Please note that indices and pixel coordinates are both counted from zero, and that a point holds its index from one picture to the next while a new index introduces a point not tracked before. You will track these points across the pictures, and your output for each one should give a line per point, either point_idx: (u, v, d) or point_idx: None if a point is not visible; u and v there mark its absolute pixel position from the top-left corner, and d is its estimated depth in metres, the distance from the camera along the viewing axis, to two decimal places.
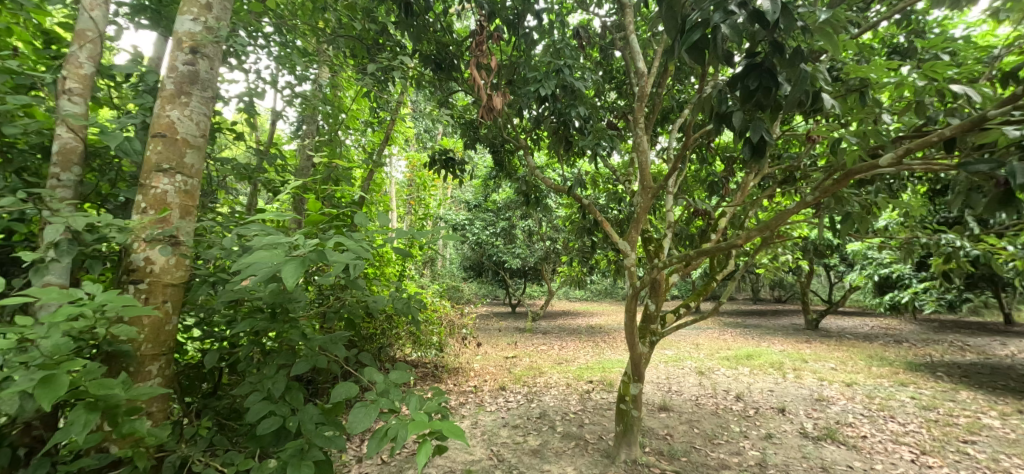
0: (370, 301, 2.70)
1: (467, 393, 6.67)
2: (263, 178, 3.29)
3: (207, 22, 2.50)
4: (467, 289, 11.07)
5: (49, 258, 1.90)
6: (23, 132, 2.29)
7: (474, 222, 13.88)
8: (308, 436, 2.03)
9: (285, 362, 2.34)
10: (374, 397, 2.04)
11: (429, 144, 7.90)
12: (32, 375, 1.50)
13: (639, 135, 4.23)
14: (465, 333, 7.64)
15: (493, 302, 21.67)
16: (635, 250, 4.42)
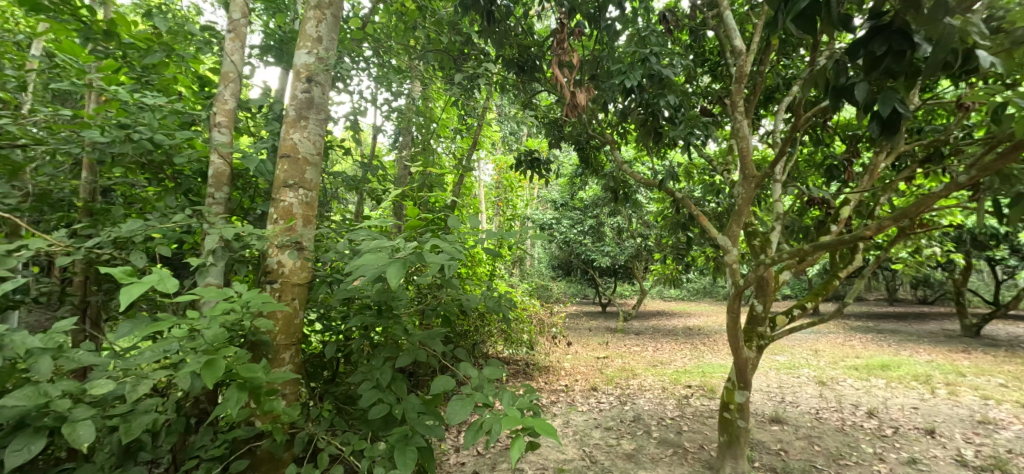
0: (464, 300, 2.87)
1: (558, 392, 6.76)
2: (369, 188, 3.65)
3: (318, 53, 2.82)
4: (556, 288, 11.15)
5: (209, 262, 2.31)
6: (188, 160, 2.80)
7: (561, 221, 13.91)
8: (412, 424, 2.23)
9: (390, 355, 2.58)
10: (469, 391, 2.18)
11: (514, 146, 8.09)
12: (200, 359, 1.82)
13: (738, 121, 4.02)
14: (555, 332, 7.72)
15: (583, 302, 21.55)
16: (737, 246, 4.19)
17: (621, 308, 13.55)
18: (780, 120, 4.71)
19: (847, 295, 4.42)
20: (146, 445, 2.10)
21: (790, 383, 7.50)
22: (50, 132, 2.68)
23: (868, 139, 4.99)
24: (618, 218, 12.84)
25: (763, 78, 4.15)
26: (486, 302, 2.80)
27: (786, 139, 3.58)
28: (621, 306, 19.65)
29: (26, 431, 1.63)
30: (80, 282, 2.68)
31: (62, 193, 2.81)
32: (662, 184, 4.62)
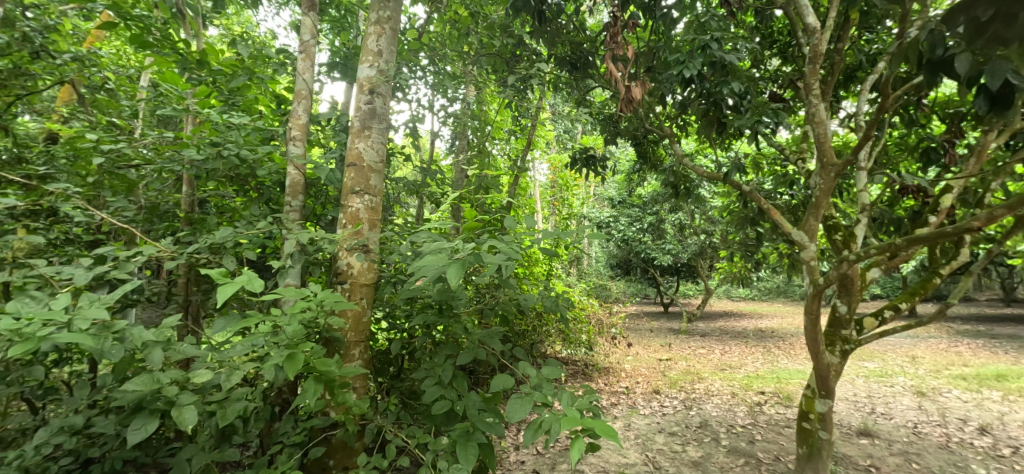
0: (521, 300, 2.93)
1: (619, 394, 6.67)
2: (428, 192, 3.80)
3: (379, 66, 2.99)
4: (615, 287, 10.98)
5: (288, 264, 2.53)
6: (268, 172, 3.07)
7: (619, 219, 13.64)
8: (472, 420, 2.31)
9: (451, 353, 2.69)
10: (528, 390, 2.23)
11: (569, 144, 8.04)
12: (282, 353, 2.01)
13: (813, 105, 3.78)
14: (614, 333, 7.61)
15: (644, 302, 21.01)
16: (815, 241, 3.92)
17: (685, 309, 13.09)
18: (864, 101, 4.35)
19: (951, 295, 4.01)
20: (238, 430, 2.34)
21: (881, 393, 6.91)
22: (156, 152, 3.05)
23: (972, 116, 4.49)
24: (679, 213, 12.39)
25: (843, 57, 3.86)
26: (543, 301, 2.85)
27: (870, 121, 3.34)
28: (685, 306, 18.96)
29: (143, 412, 1.87)
30: (182, 283, 3.03)
31: (166, 205, 3.18)
32: (727, 178, 4.43)
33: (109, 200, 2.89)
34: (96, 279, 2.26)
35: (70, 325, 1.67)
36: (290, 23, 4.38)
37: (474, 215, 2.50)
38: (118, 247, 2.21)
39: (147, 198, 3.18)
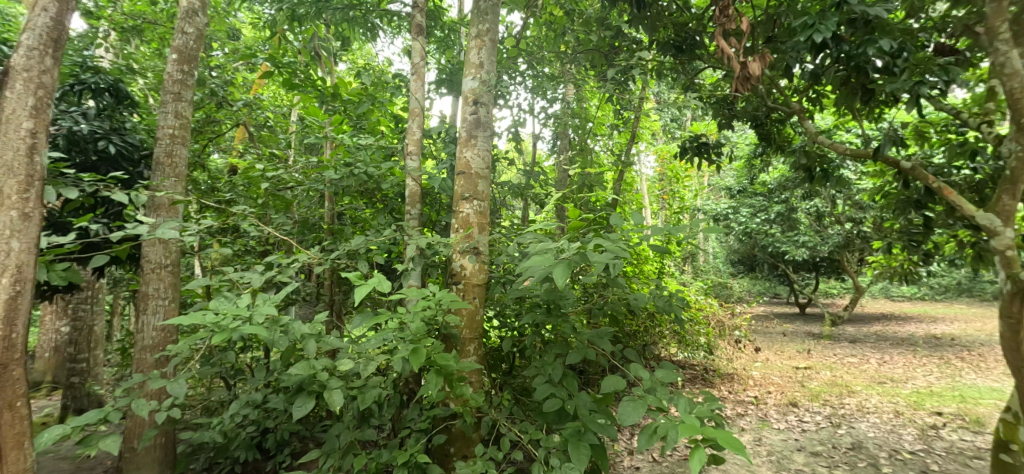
0: (631, 299, 2.88)
1: (745, 404, 6.20)
2: (532, 194, 3.94)
3: (481, 77, 3.19)
4: (737, 287, 10.21)
5: (410, 266, 2.83)
6: (391, 185, 3.45)
7: (740, 210, 12.43)
8: (584, 421, 2.33)
9: (560, 352, 2.74)
10: (641, 394, 2.18)
11: (678, 133, 7.61)
12: (408, 348, 2.24)
13: (1003, 51, 2.87)
14: (738, 336, 7.11)
15: (776, 302, 19.08)
16: (1015, 227, 2.97)
17: (826, 310, 11.61)
18: None
19: None
20: (374, 413, 2.68)
21: None
22: (304, 174, 3.59)
23: None
24: (815, 200, 10.94)
25: None
26: (653, 300, 2.79)
27: None
28: (828, 306, 16.75)
29: (303, 393, 2.25)
30: (328, 285, 3.57)
31: (313, 219, 3.74)
32: (877, 153, 3.85)
33: (272, 217, 3.50)
34: (266, 282, 2.75)
35: (249, 319, 2.07)
36: (403, 48, 4.85)
37: (578, 214, 2.54)
38: (280, 255, 2.67)
39: (299, 213, 3.77)
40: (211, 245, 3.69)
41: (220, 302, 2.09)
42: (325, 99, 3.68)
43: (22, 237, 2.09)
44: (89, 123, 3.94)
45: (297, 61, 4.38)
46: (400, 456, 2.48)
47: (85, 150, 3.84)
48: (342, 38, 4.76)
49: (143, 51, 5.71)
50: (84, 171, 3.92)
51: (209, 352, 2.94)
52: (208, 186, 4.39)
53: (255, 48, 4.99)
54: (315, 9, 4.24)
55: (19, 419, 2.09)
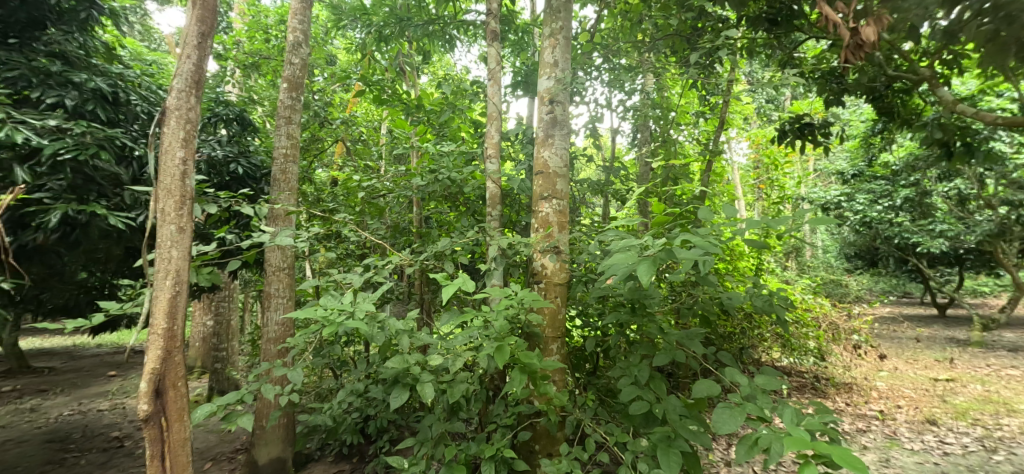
0: (724, 298, 2.70)
1: (868, 418, 5.53)
2: (612, 190, 3.88)
3: (556, 76, 3.22)
4: (853, 285, 9.17)
5: (492, 266, 2.96)
6: (472, 189, 3.61)
7: (855, 196, 10.94)
8: (673, 426, 2.15)
9: (646, 353, 2.56)
10: (739, 401, 1.90)
11: (775, 116, 7.00)
12: (492, 345, 2.34)
13: None
14: (858, 340, 6.27)
15: (908, 302, 16.77)
16: None
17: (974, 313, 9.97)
18: None
19: None
20: (462, 408, 2.83)
21: None
22: (394, 183, 3.89)
23: None
24: (955, 181, 9.37)
25: None
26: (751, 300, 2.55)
27: None
28: (978, 307, 14.35)
29: (398, 384, 2.44)
30: (419, 284, 3.85)
31: (404, 224, 4.03)
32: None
33: (368, 223, 3.89)
34: (364, 282, 3.03)
35: (351, 315, 2.31)
36: (479, 56, 5.03)
37: (663, 208, 2.38)
38: (376, 258, 2.93)
39: (391, 219, 4.06)
40: (318, 250, 4.12)
41: (329, 299, 2.35)
42: (410, 111, 4.00)
43: (181, 241, 2.00)
44: (222, 149, 5.13)
45: (384, 78, 4.73)
46: (487, 450, 2.59)
47: (221, 172, 5.01)
48: (423, 52, 5.01)
49: (261, 83, 6.54)
50: (221, 188, 5.03)
51: (319, 347, 3.29)
52: (315, 198, 4.91)
53: (348, 70, 5.52)
54: (398, 27, 4.54)
55: (183, 423, 2.00)
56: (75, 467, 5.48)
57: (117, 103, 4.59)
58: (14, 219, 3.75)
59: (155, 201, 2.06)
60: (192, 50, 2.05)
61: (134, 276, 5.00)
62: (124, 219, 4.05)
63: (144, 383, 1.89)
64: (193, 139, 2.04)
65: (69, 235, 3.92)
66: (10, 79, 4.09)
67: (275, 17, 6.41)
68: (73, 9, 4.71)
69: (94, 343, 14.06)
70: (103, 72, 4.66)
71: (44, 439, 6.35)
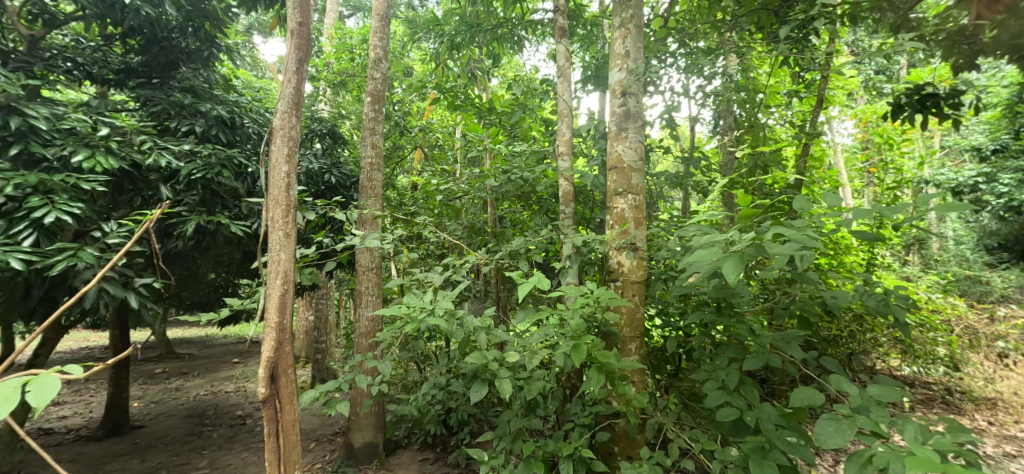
0: (828, 298, 2.42)
1: (1018, 441, 4.72)
2: (692, 183, 3.63)
3: (628, 67, 3.11)
4: (996, 282, 7.88)
5: (567, 264, 2.96)
6: (545, 187, 3.62)
7: (998, 175, 9.40)
8: (768, 436, 1.98)
9: (736, 356, 2.31)
10: (848, 413, 1.70)
11: (889, 89, 6.18)
12: (569, 344, 2.33)
13: None
14: (1003, 348, 5.53)
15: None
16: None
17: None
18: None
19: None
20: (540, 405, 2.84)
21: None
22: (469, 184, 4.03)
23: None
24: None
25: None
26: (859, 299, 2.27)
27: None
28: None
29: (477, 379, 2.52)
30: (495, 283, 3.93)
31: (479, 224, 4.14)
32: None
33: (446, 225, 4.04)
34: (444, 281, 3.16)
35: (433, 312, 2.42)
36: (548, 54, 5.02)
37: (750, 199, 2.18)
38: (454, 257, 3.03)
39: (467, 219, 4.19)
40: (402, 251, 4.36)
41: (412, 297, 2.48)
42: (482, 114, 4.11)
43: (288, 244, 2.13)
44: (317, 161, 5.62)
45: (457, 84, 4.87)
46: (565, 448, 2.57)
47: (318, 182, 5.50)
48: (493, 55, 5.07)
49: (349, 97, 7.05)
50: (318, 196, 5.53)
51: (405, 341, 3.48)
52: (397, 202, 5.19)
53: (424, 79, 5.73)
54: (468, 34, 4.65)
55: (293, 405, 2.12)
56: (210, 439, 6.30)
57: (235, 127, 5.31)
58: (163, 229, 4.48)
59: (267, 211, 2.22)
60: (292, 76, 2.23)
61: (251, 275, 5.63)
62: (242, 227, 4.58)
63: (262, 368, 2.01)
64: (297, 153, 2.19)
65: (201, 242, 4.53)
66: (156, 113, 4.91)
67: (358, 36, 6.85)
68: (198, 48, 5.38)
69: (221, 333, 15.99)
70: (224, 102, 5.36)
71: (186, 414, 7.36)
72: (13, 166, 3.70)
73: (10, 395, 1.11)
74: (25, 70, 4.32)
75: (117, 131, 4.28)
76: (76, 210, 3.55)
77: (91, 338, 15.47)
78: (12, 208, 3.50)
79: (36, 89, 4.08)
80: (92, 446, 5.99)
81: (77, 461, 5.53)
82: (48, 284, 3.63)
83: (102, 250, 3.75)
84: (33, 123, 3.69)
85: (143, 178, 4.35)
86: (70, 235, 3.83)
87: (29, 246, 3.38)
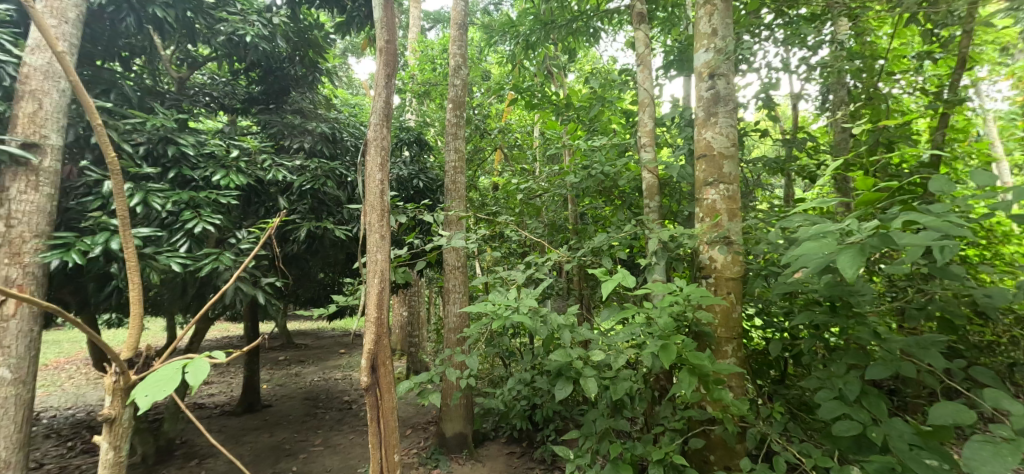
0: (980, 297, 2.02)
1: None
2: (796, 167, 3.18)
3: (716, 46, 2.87)
4: None
5: (653, 261, 2.81)
6: (628, 181, 3.47)
7: None
8: (900, 457, 1.69)
9: (856, 362, 2.02)
10: (1008, 436, 1.41)
11: None
12: (657, 344, 2.19)
13: None
14: None
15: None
16: None
17: None
18: None
19: None
20: (627, 405, 2.72)
21: None
22: (549, 182, 4.01)
23: None
24: None
25: None
26: (1022, 300, 1.89)
27: None
28: None
29: (562, 377, 2.47)
30: (577, 280, 3.86)
31: (560, 221, 4.09)
32: None
33: (527, 223, 4.08)
34: (527, 279, 3.15)
35: (517, 309, 2.42)
36: (626, 43, 4.81)
37: (871, 183, 1.90)
38: (535, 255, 3.00)
39: (547, 217, 4.24)
40: (486, 251, 4.43)
41: (495, 295, 2.49)
42: (560, 111, 4.03)
43: (385, 245, 2.05)
44: (406, 168, 5.90)
45: (533, 83, 4.84)
46: (655, 453, 2.42)
47: (408, 187, 5.80)
48: (568, 50, 4.96)
49: (432, 105, 7.32)
50: (408, 200, 5.82)
51: (491, 337, 3.53)
52: (479, 203, 5.30)
53: (501, 81, 5.77)
54: (543, 32, 4.58)
55: (393, 394, 2.05)
56: (323, 420, 6.90)
57: (337, 141, 5.78)
58: (281, 234, 4.97)
59: (365, 218, 2.20)
60: (382, 91, 2.20)
61: (352, 275, 6.07)
62: (344, 231, 4.96)
63: (364, 359, 1.98)
64: (389, 161, 2.17)
65: (311, 245, 4.97)
66: (273, 134, 5.51)
67: (438, 46, 7.10)
68: (303, 74, 5.91)
69: (330, 326, 17.55)
70: (326, 119, 5.85)
71: (305, 396, 8.13)
72: (171, 186, 4.21)
73: (172, 374, 1.24)
74: (177, 107, 5.05)
75: (245, 152, 4.83)
76: (217, 221, 4.01)
77: (230, 329, 17.84)
78: (172, 221, 4.04)
79: (186, 121, 4.62)
80: (232, 420, 6.86)
81: (220, 432, 6.36)
82: (198, 283, 4.19)
83: (238, 253, 4.26)
84: (184, 150, 4.18)
85: (265, 192, 4.82)
86: (213, 242, 4.31)
87: (184, 252, 3.89)
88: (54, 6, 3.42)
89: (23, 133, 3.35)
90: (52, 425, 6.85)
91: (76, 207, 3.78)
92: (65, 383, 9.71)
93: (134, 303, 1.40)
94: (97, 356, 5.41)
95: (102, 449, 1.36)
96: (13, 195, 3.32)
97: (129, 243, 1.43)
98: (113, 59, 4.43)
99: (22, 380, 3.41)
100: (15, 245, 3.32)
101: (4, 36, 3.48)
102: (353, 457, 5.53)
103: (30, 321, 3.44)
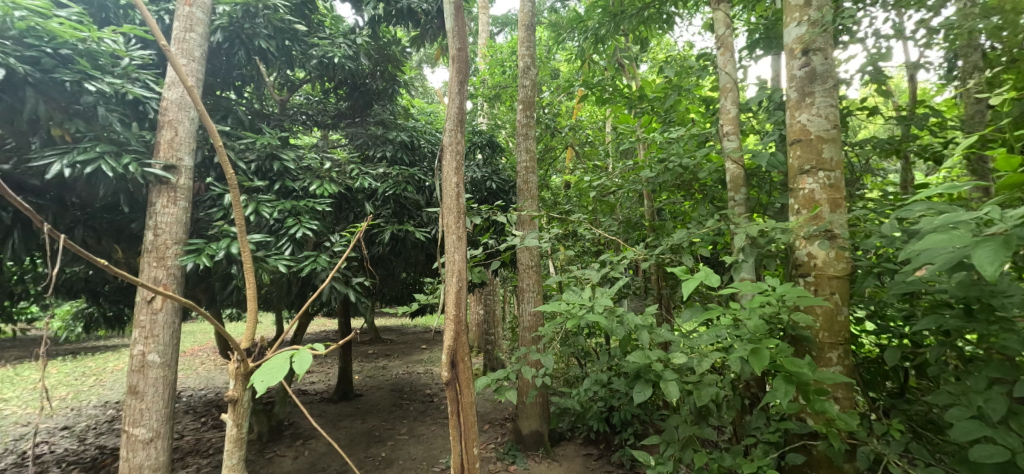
0: None
1: None
2: (915, 149, 2.79)
3: (811, 19, 2.59)
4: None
5: (740, 258, 2.58)
6: (709, 173, 3.25)
7: None
8: None
9: (999, 377, 1.71)
10: None
11: None
12: (747, 347, 2.00)
13: None
14: None
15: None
16: None
17: None
18: None
19: None
20: (714, 413, 2.52)
21: None
22: (622, 178, 3.86)
23: None
24: None
25: None
26: None
27: None
28: None
29: (640, 380, 2.34)
30: (657, 279, 3.71)
31: (637, 218, 3.96)
32: None
33: (602, 222, 4.00)
34: (603, 278, 3.05)
35: (592, 309, 2.34)
36: (704, 25, 4.49)
37: (1018, 163, 1.59)
38: (611, 253, 2.88)
39: (622, 214, 4.11)
40: (560, 250, 4.37)
41: (569, 294, 2.42)
42: (633, 104, 3.88)
43: (460, 245, 2.03)
44: (480, 171, 6.00)
45: (604, 78, 4.71)
46: (747, 465, 2.21)
47: (482, 189, 5.90)
48: (640, 40, 4.78)
49: (503, 108, 7.38)
50: (482, 202, 5.92)
51: (567, 337, 3.47)
52: (552, 202, 5.26)
53: (571, 78, 5.68)
54: (613, 24, 4.43)
55: (471, 389, 2.00)
56: (408, 410, 7.21)
57: (417, 148, 6.00)
58: (368, 237, 5.25)
59: (443, 220, 2.20)
60: (455, 96, 2.18)
61: (432, 274, 6.29)
62: (424, 233, 5.13)
63: (443, 354, 1.95)
64: (464, 165, 2.15)
65: (395, 247, 5.20)
66: (359, 145, 5.86)
67: (507, 50, 7.16)
68: (384, 87, 6.21)
69: (412, 323, 18.41)
70: (406, 128, 6.10)
71: (391, 388, 8.55)
72: (275, 196, 4.56)
73: (282, 364, 1.31)
74: (279, 124, 5.53)
75: (335, 163, 5.17)
76: (314, 226, 4.31)
77: (326, 325, 19.30)
78: (278, 228, 4.41)
79: (286, 138, 5.03)
80: (330, 407, 7.39)
81: (321, 417, 6.87)
82: (300, 282, 4.54)
83: (331, 256, 4.56)
84: (283, 164, 4.54)
85: (354, 198, 5.08)
86: (311, 246, 4.61)
87: (288, 255, 4.20)
88: (183, 47, 3.83)
89: (165, 157, 3.77)
90: (189, 402, 7.81)
91: (205, 217, 4.27)
92: (198, 367, 11.05)
93: (250, 299, 1.50)
94: (222, 345, 6.06)
95: (227, 426, 1.48)
96: (158, 209, 3.78)
97: (246, 246, 1.55)
98: (229, 89, 4.95)
99: (168, 363, 3.87)
100: (160, 250, 3.78)
101: (148, 76, 3.90)
102: (436, 448, 5.71)
103: (173, 313, 3.89)
